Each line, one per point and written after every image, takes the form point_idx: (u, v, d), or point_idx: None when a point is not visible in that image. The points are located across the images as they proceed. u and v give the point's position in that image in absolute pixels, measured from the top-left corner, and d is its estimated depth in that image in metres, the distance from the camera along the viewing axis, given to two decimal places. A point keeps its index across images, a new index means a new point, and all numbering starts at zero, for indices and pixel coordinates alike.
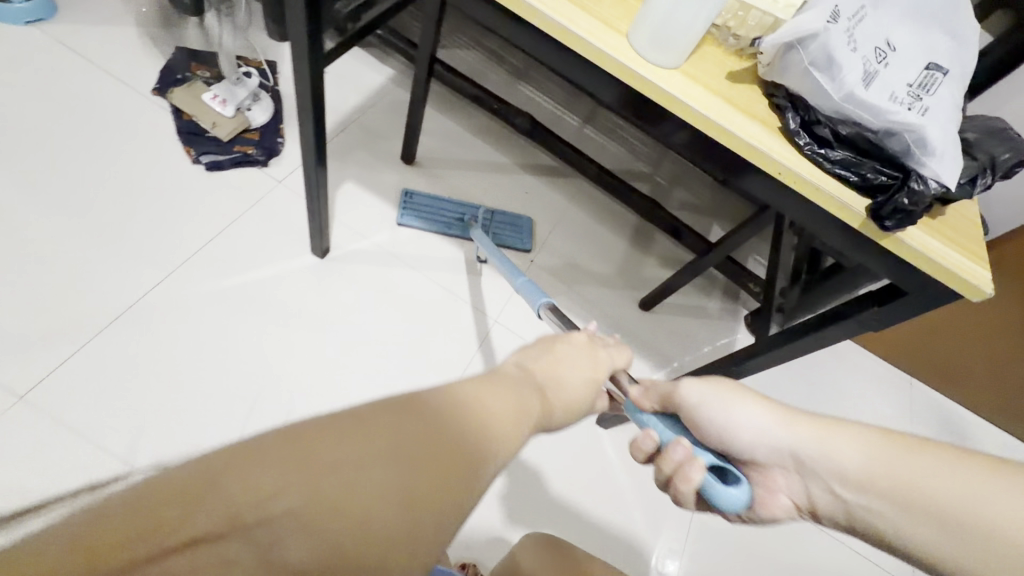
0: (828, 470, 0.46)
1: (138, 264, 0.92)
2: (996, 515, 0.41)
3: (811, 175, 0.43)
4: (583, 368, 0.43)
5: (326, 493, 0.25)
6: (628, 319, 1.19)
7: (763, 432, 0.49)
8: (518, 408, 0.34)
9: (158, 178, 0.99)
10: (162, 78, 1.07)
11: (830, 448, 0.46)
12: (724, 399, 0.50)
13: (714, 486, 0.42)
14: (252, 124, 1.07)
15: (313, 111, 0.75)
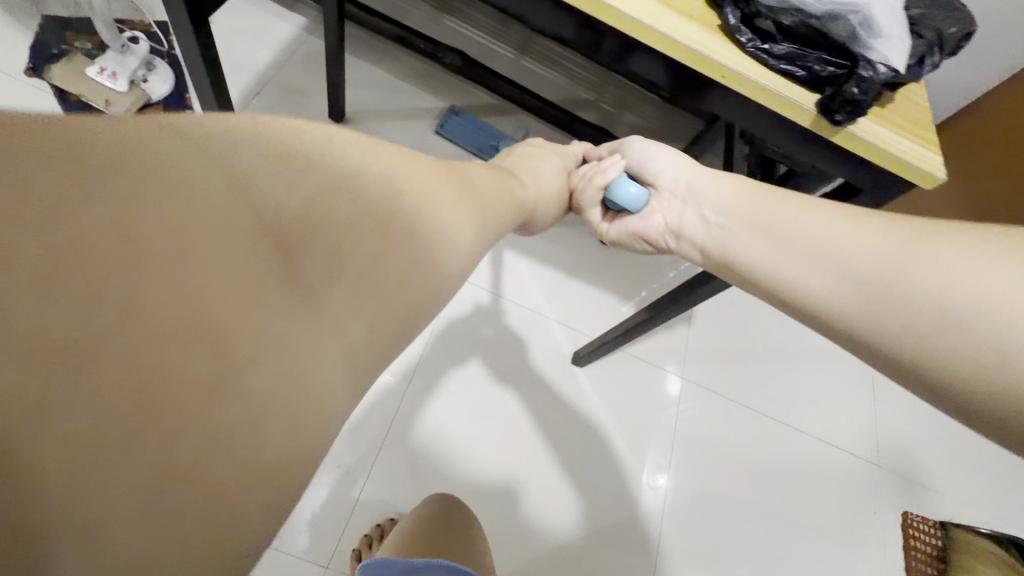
0: (694, 193, 0.60)
1: None
2: (894, 275, 0.42)
3: (756, 74, 0.43)
4: (554, 157, 0.65)
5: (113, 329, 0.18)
6: None
7: (670, 175, 0.63)
8: (504, 194, 0.44)
9: None
10: (35, 55, 0.94)
11: (722, 184, 0.58)
12: (656, 148, 0.65)
13: (617, 185, 0.63)
14: (153, 97, 0.96)
15: (204, 55, 0.68)
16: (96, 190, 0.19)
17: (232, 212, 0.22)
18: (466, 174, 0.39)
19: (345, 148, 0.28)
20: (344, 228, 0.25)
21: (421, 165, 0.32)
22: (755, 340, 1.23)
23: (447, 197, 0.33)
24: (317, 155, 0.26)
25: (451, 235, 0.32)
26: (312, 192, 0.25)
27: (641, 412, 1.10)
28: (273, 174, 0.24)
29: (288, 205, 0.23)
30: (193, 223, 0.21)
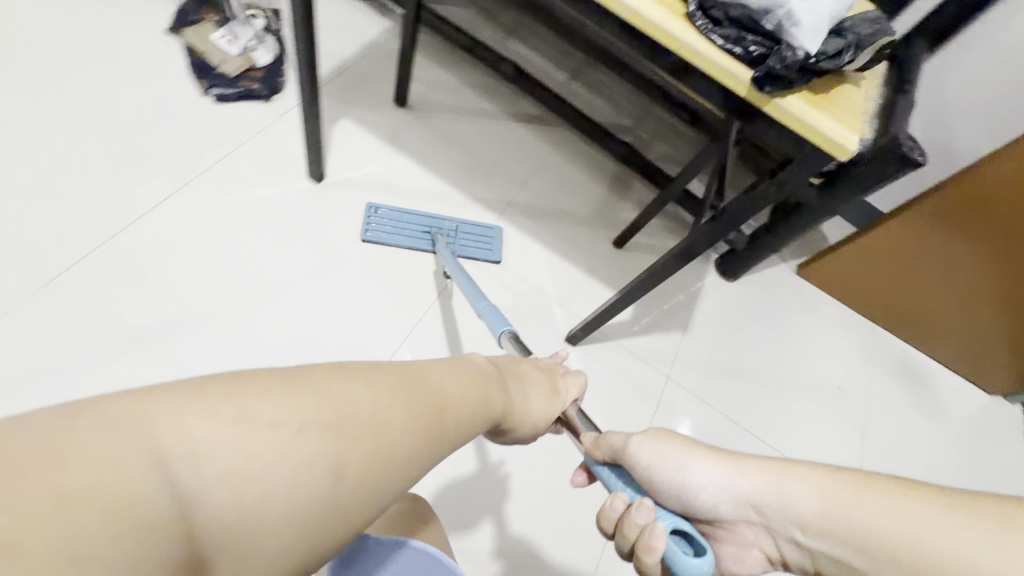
0: (763, 497, 0.55)
1: (156, 176, 1.04)
2: (945, 552, 0.47)
3: (704, 49, 0.51)
4: (542, 390, 0.61)
5: (252, 503, 0.29)
6: (602, 255, 1.28)
7: (720, 484, 0.57)
8: (480, 393, 0.47)
9: (175, 107, 1.11)
10: (177, 19, 1.18)
11: (763, 468, 0.56)
12: (680, 462, 0.58)
13: (671, 552, 0.52)
14: (257, 63, 1.17)
15: (306, 24, 0.86)
16: (249, 405, 0.30)
17: (358, 437, 0.33)
18: (465, 373, 0.47)
19: (386, 399, 0.36)
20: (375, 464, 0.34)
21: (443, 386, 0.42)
22: (747, 363, 1.28)
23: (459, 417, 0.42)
24: (368, 401, 0.35)
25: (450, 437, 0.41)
26: (415, 428, 0.37)
27: (624, 405, 1.14)
28: (342, 430, 0.33)
29: (341, 458, 0.32)
30: (328, 447, 0.32)
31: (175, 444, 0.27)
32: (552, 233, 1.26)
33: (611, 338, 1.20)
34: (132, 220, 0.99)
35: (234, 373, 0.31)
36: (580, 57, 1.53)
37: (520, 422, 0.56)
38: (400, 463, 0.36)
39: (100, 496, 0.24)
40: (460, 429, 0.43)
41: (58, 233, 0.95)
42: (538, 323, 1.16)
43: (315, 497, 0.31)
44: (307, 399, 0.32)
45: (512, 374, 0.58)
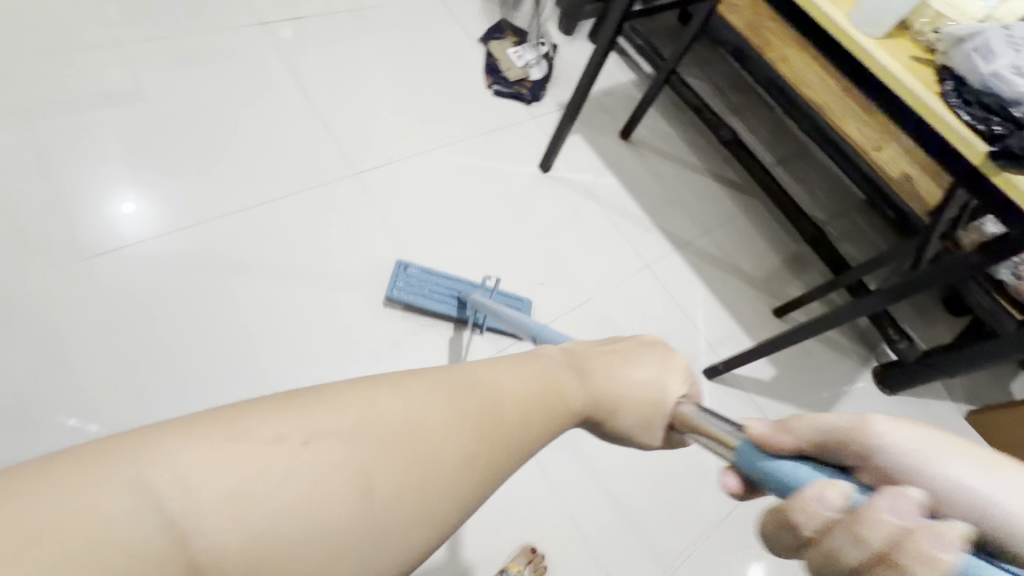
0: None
1: (438, 129, 1.37)
2: None
3: (949, 119, 0.63)
4: (653, 369, 0.50)
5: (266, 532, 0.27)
6: (758, 316, 1.34)
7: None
8: (540, 389, 0.41)
9: (466, 89, 1.47)
10: (488, 33, 1.57)
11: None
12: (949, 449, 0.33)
13: None
14: (531, 76, 1.51)
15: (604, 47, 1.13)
16: (258, 435, 0.29)
17: (389, 450, 0.31)
18: (514, 370, 0.41)
19: (404, 410, 0.33)
20: (416, 484, 0.31)
21: (496, 384, 0.38)
22: None
23: (520, 422, 0.38)
24: (386, 415, 0.32)
25: (505, 447, 0.36)
26: (460, 438, 0.34)
27: None
28: (365, 447, 0.30)
29: (369, 477, 0.30)
30: (347, 458, 0.30)
31: (171, 476, 0.26)
32: (719, 279, 1.36)
33: (744, 390, 1.23)
34: (418, 153, 1.31)
35: (226, 410, 0.30)
36: (791, 148, 1.64)
37: (623, 404, 0.47)
38: (445, 473, 0.32)
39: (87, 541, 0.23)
40: (521, 444, 0.38)
41: (371, 143, 1.29)
42: (682, 346, 1.24)
43: (347, 512, 0.29)
44: (318, 410, 0.31)
45: (598, 360, 0.49)
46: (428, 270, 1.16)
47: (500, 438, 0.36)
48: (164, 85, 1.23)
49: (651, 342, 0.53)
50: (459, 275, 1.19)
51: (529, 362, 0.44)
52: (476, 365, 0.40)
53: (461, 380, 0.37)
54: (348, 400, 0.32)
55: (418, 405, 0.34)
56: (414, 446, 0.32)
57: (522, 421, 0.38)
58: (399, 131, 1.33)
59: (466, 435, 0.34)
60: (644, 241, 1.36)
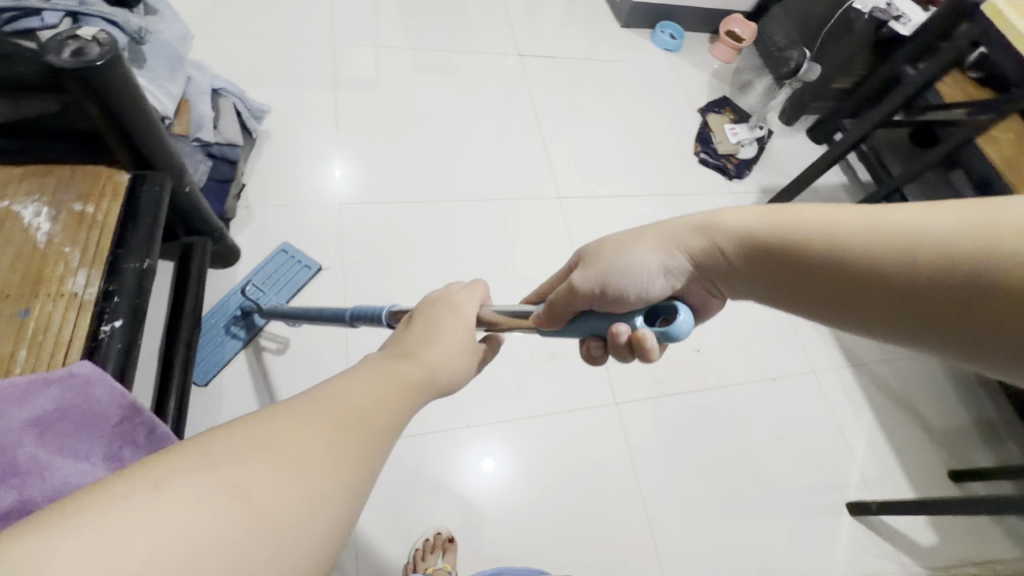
0: (732, 237, 0.50)
1: (639, 179, 1.45)
2: (891, 222, 0.43)
3: None
4: (460, 335, 0.54)
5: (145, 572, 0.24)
6: (928, 469, 1.19)
7: (666, 250, 0.51)
8: (383, 394, 0.40)
9: (674, 150, 1.54)
10: (709, 106, 1.64)
11: (721, 216, 0.51)
12: (614, 257, 0.52)
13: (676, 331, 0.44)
14: (740, 154, 1.54)
15: None
16: (101, 503, 0.26)
17: (251, 459, 0.30)
18: (349, 379, 0.40)
19: (241, 433, 0.31)
20: (294, 481, 0.30)
21: (335, 387, 0.38)
22: None
23: (370, 414, 0.37)
24: (224, 440, 0.31)
25: (367, 433, 0.36)
26: (313, 435, 0.33)
27: None
28: (218, 463, 0.29)
29: (236, 487, 0.29)
30: (206, 489, 0.28)
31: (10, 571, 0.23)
32: (889, 414, 1.23)
33: (889, 541, 1.09)
34: (615, 194, 1.40)
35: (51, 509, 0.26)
36: None
37: (442, 375, 0.49)
38: (318, 459, 0.32)
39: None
40: (387, 430, 0.38)
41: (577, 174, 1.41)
42: (831, 465, 1.14)
43: (226, 526, 0.27)
44: (153, 466, 0.28)
45: (423, 348, 0.51)
46: (196, 334, 1.01)
47: (363, 425, 0.36)
48: (433, 83, 1.45)
49: (453, 291, 0.60)
50: (217, 300, 1.06)
51: (352, 371, 0.42)
52: (325, 383, 0.39)
53: (295, 398, 0.36)
54: (188, 444, 0.30)
55: (261, 420, 0.33)
56: (274, 444, 0.31)
57: (375, 415, 0.37)
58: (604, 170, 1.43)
59: (318, 430, 0.33)
60: (816, 344, 1.28)
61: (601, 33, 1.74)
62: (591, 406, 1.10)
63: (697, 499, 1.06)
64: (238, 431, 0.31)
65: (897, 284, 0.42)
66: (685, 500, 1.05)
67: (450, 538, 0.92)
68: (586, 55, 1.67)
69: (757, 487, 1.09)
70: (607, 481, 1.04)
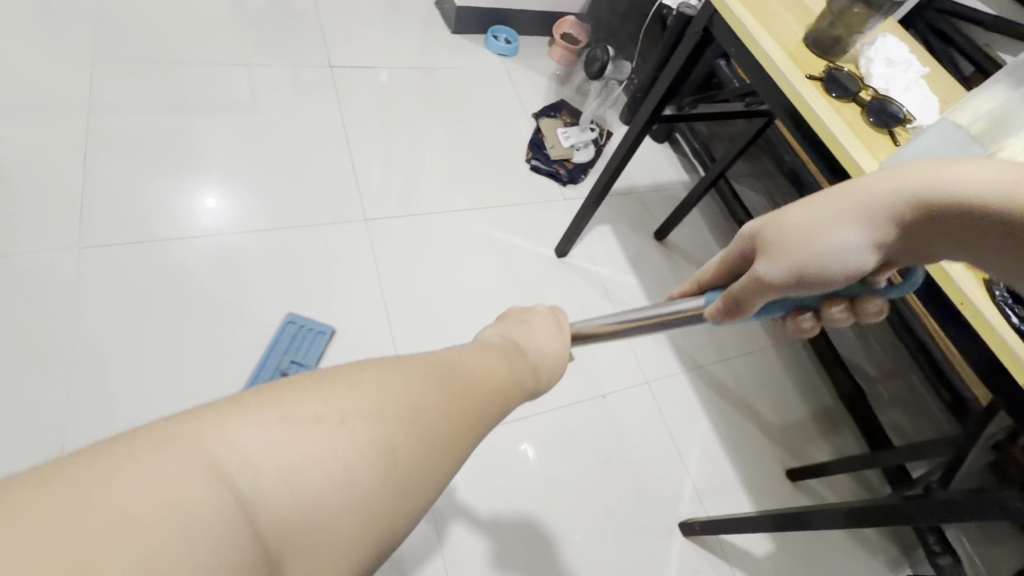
0: (954, 205, 0.33)
1: (463, 193, 1.35)
2: None
3: (984, 309, 0.54)
4: (551, 339, 0.50)
5: (312, 496, 0.24)
6: (767, 472, 1.14)
7: (855, 220, 0.36)
8: (494, 372, 0.38)
9: (504, 159, 1.45)
10: (543, 110, 1.57)
11: (942, 168, 0.34)
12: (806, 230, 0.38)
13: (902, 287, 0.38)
14: (574, 158, 1.49)
15: (624, 153, 1.01)
16: (264, 429, 0.25)
17: (409, 424, 0.28)
18: (460, 358, 0.38)
19: (400, 390, 0.29)
20: (426, 471, 0.29)
21: (451, 361, 0.36)
22: None
23: (478, 394, 0.35)
24: (367, 409, 0.28)
25: (476, 420, 0.33)
26: (448, 417, 0.31)
27: None
28: (370, 432, 0.27)
29: (385, 455, 0.27)
30: (377, 432, 0.27)
31: (220, 450, 0.23)
32: (727, 418, 1.18)
33: (724, 558, 1.03)
34: (434, 212, 1.29)
35: (253, 399, 0.26)
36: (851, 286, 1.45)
37: (545, 372, 0.47)
38: (446, 448, 0.30)
39: (182, 516, 0.21)
40: (495, 415, 0.36)
41: (392, 194, 1.29)
42: (664, 484, 1.07)
43: (376, 486, 0.26)
44: (343, 392, 0.28)
45: (529, 341, 0.48)
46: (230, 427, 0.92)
47: (478, 407, 0.34)
48: (224, 104, 1.29)
49: (517, 312, 0.53)
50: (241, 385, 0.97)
51: (462, 351, 0.39)
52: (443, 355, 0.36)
53: (425, 369, 0.33)
54: (334, 380, 0.28)
55: (400, 380, 0.30)
56: (416, 423, 0.29)
57: (489, 394, 0.36)
58: (421, 187, 1.32)
59: (450, 437, 0.31)
60: (649, 354, 1.22)
61: (429, 40, 1.64)
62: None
63: (512, 547, 0.94)
64: (394, 389, 0.29)
65: None
66: (499, 553, 0.93)
67: None
68: (410, 64, 1.56)
69: (584, 523, 0.99)
70: (404, 543, 0.88)
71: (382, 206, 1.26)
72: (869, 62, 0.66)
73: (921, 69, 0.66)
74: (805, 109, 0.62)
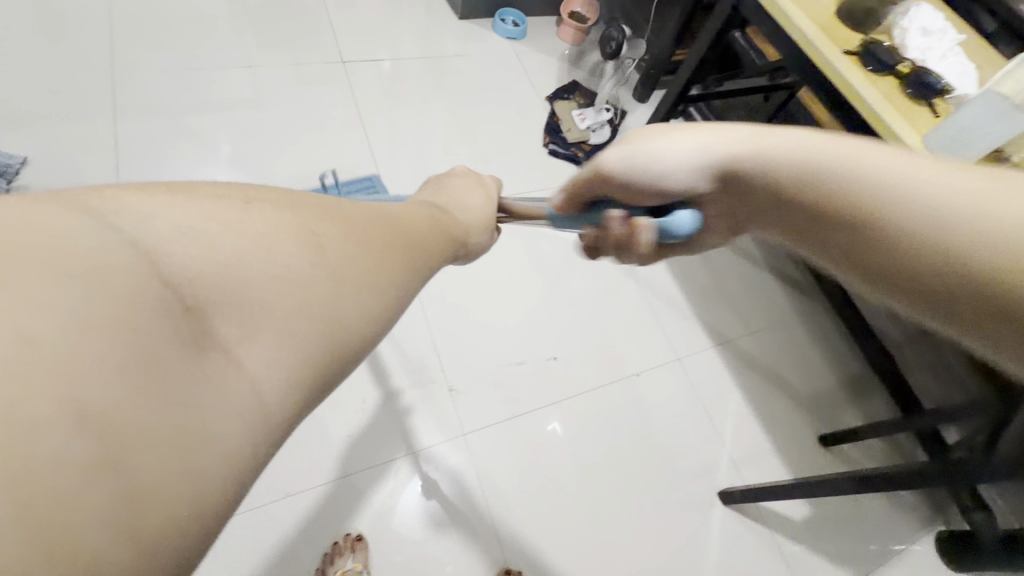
0: (780, 161, 0.42)
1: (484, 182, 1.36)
2: (973, 190, 0.36)
3: None
4: (478, 195, 0.51)
5: (231, 264, 0.23)
6: (800, 440, 1.17)
7: (693, 151, 0.45)
8: (436, 226, 0.38)
9: (521, 145, 1.46)
10: (556, 92, 1.56)
11: (772, 133, 0.43)
12: (654, 140, 0.46)
13: (670, 224, 0.45)
14: (590, 140, 1.49)
15: (651, 134, 1.02)
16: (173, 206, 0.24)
17: (333, 222, 0.28)
18: (398, 208, 0.36)
19: (326, 203, 0.29)
20: (363, 275, 0.27)
21: (392, 208, 0.35)
22: None
23: (417, 233, 0.34)
24: (285, 209, 0.27)
25: (415, 247, 0.33)
26: (380, 237, 0.30)
27: None
28: (290, 219, 0.27)
29: (312, 245, 0.26)
30: (296, 221, 0.27)
31: (118, 213, 0.23)
32: (758, 389, 1.21)
33: (763, 525, 1.07)
34: None
35: (149, 192, 0.25)
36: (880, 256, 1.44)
37: (473, 231, 0.46)
38: (382, 256, 0.29)
39: (83, 264, 0.20)
40: (431, 263, 0.35)
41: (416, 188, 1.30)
42: (700, 457, 1.10)
43: (303, 265, 0.25)
44: (260, 196, 0.27)
45: (450, 202, 0.47)
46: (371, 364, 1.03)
47: (415, 240, 0.33)
48: (227, 102, 1.29)
49: (449, 177, 0.52)
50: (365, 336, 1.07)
51: (405, 206, 0.39)
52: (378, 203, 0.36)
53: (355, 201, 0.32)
54: (259, 193, 0.28)
55: (329, 201, 0.30)
56: (343, 225, 0.28)
57: (427, 237, 0.35)
58: (443, 179, 1.34)
59: (386, 252, 0.30)
60: (679, 331, 1.24)
61: (437, 27, 1.62)
62: (433, 447, 0.99)
63: (559, 525, 0.98)
64: (319, 203, 0.29)
65: (922, 235, 0.36)
66: (547, 530, 0.97)
67: (359, 536, 0.88)
68: (420, 53, 1.55)
69: (627, 498, 1.03)
70: (460, 531, 0.93)
71: None
72: (904, 32, 0.66)
73: (957, 37, 0.66)
74: (844, 85, 0.63)
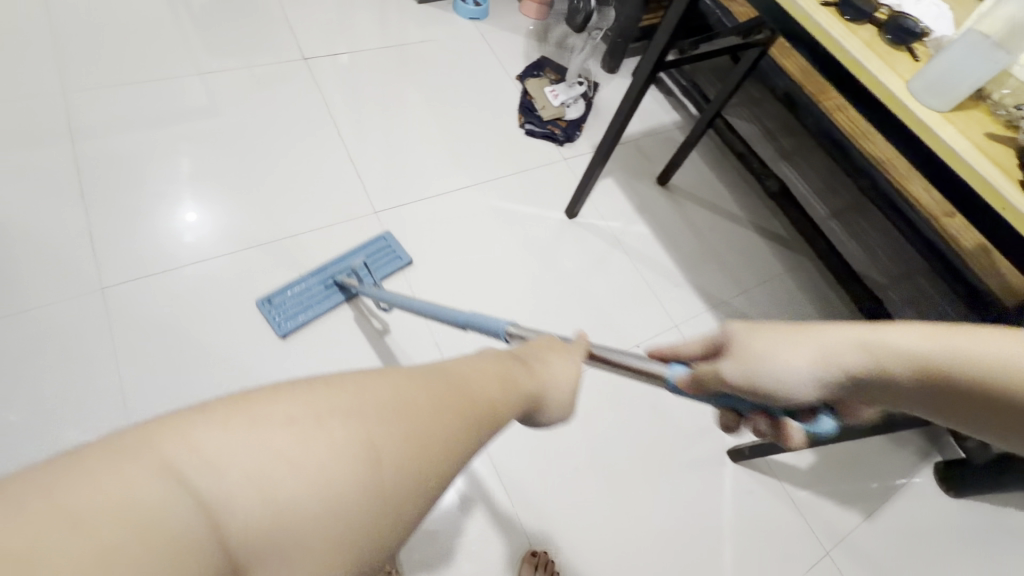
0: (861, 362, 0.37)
1: (464, 169, 1.34)
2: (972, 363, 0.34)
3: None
4: (569, 372, 0.43)
5: (288, 505, 0.23)
6: None
7: (805, 370, 0.38)
8: (506, 377, 0.36)
9: (497, 127, 1.43)
10: (526, 71, 1.54)
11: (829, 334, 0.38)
12: (756, 354, 0.39)
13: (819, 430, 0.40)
14: (566, 116, 1.47)
15: (632, 102, 1.02)
16: (231, 426, 0.24)
17: (393, 421, 0.27)
18: (471, 366, 0.35)
19: (392, 394, 0.28)
20: (414, 477, 0.26)
21: (450, 365, 0.34)
22: None
23: (484, 398, 0.32)
24: (346, 414, 0.26)
25: (476, 422, 0.31)
26: (443, 420, 0.29)
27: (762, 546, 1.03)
28: (353, 428, 0.25)
29: (365, 456, 0.25)
30: (356, 431, 0.25)
31: (184, 455, 0.22)
32: None
33: (772, 476, 1.10)
34: (441, 193, 1.29)
35: (225, 402, 0.25)
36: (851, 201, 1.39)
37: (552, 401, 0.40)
38: (432, 443, 0.27)
39: (141, 527, 0.20)
40: (494, 423, 0.33)
41: (396, 181, 1.28)
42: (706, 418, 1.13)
43: (352, 482, 0.24)
44: (328, 393, 0.26)
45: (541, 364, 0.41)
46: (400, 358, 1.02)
47: (475, 411, 0.31)
48: (182, 112, 1.24)
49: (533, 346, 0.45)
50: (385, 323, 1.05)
51: (472, 355, 0.37)
52: (457, 360, 0.35)
53: (419, 376, 0.30)
54: (324, 388, 0.27)
55: (394, 389, 0.28)
56: (404, 424, 0.27)
57: (491, 390, 0.34)
58: (422, 170, 1.31)
59: (441, 442, 0.28)
60: (673, 298, 1.25)
61: (397, 14, 1.57)
62: None
63: (578, 500, 0.99)
64: (385, 394, 0.28)
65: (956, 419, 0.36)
66: (567, 506, 0.98)
67: None
68: (382, 43, 1.50)
69: (641, 465, 1.05)
70: (480, 527, 0.93)
71: (390, 195, 1.26)
72: None
73: None
74: (823, 36, 0.63)
